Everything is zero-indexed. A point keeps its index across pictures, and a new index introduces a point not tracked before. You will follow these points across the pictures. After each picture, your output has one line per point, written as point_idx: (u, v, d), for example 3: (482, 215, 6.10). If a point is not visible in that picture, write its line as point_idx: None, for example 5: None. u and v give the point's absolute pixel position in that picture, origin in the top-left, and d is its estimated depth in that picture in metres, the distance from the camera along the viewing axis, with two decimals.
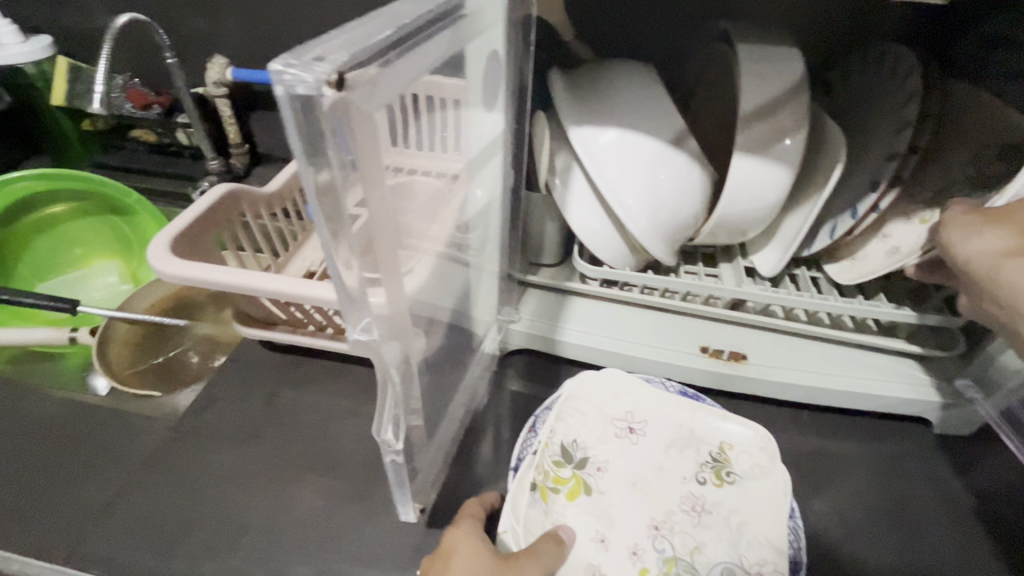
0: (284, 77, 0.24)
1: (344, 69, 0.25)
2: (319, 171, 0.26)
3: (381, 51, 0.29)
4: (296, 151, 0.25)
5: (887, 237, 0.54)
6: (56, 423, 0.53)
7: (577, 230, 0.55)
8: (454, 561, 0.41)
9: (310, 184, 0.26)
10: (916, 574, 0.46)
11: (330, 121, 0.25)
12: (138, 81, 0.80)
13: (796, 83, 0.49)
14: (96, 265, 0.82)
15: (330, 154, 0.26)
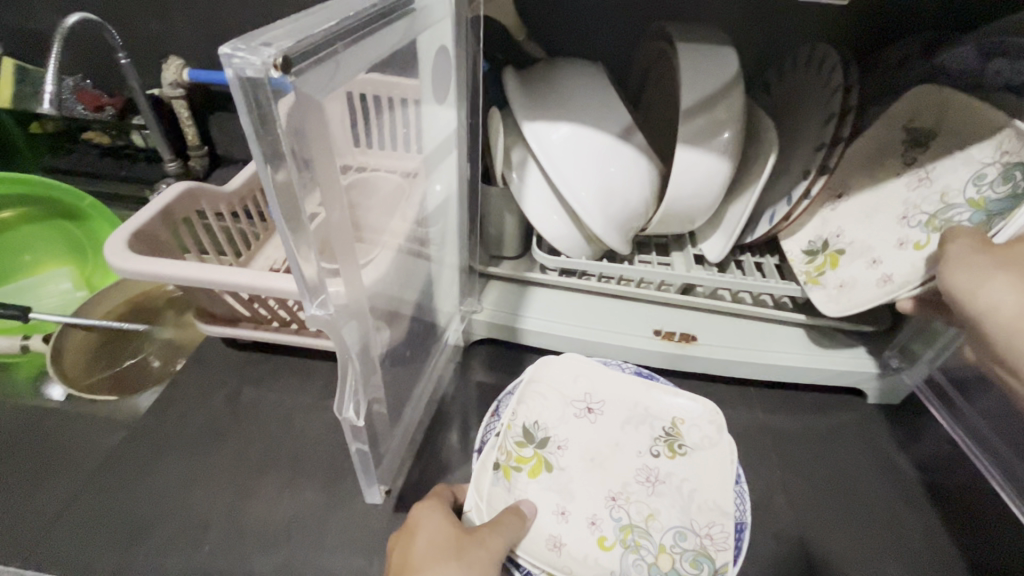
0: (233, 60, 0.21)
1: (296, 53, 0.23)
2: (278, 171, 0.23)
3: (337, 35, 0.26)
4: (251, 150, 0.22)
5: (878, 262, 0.52)
6: (17, 431, 0.53)
7: (534, 222, 0.54)
8: (420, 533, 0.40)
9: (268, 181, 0.23)
10: (857, 534, 0.49)
11: (284, 113, 0.22)
12: (89, 82, 0.78)
13: (732, 78, 0.51)
14: (48, 271, 0.82)
15: (285, 151, 0.23)
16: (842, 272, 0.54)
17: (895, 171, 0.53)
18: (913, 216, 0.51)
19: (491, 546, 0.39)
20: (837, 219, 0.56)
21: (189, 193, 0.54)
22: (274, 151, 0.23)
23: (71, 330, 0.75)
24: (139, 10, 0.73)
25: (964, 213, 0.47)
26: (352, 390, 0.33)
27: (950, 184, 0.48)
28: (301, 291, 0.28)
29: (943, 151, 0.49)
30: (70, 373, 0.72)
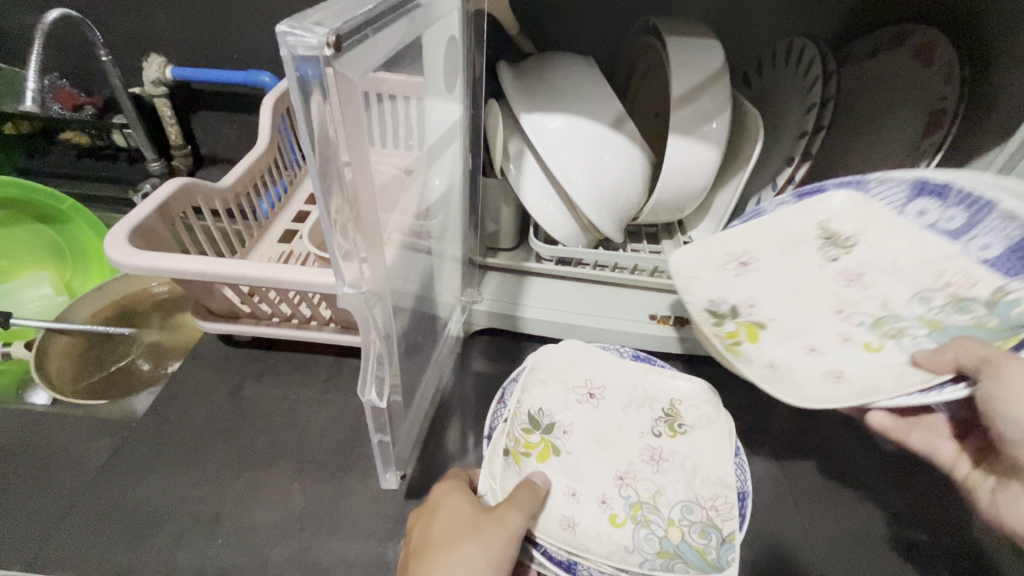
0: (287, 38, 0.21)
1: (344, 34, 0.23)
2: (323, 153, 0.24)
3: (372, 20, 0.26)
4: (302, 131, 0.23)
5: (820, 352, 0.48)
6: (10, 434, 0.52)
7: (533, 212, 0.56)
8: (441, 513, 0.42)
9: (314, 165, 0.24)
10: (849, 502, 0.51)
11: (332, 96, 0.23)
12: (65, 81, 0.76)
13: (719, 70, 0.53)
14: (27, 276, 0.80)
15: (332, 131, 0.24)
16: (764, 349, 0.48)
17: (818, 267, 0.50)
18: (850, 314, 0.48)
19: (508, 522, 0.40)
20: (746, 288, 0.50)
21: (187, 189, 0.54)
22: (320, 132, 0.23)
23: (55, 336, 0.73)
24: (118, 6, 0.72)
25: (919, 332, 0.45)
26: (375, 374, 0.33)
27: (891, 295, 0.47)
28: (335, 276, 0.29)
29: (888, 263, 0.47)
30: (55, 381, 0.70)
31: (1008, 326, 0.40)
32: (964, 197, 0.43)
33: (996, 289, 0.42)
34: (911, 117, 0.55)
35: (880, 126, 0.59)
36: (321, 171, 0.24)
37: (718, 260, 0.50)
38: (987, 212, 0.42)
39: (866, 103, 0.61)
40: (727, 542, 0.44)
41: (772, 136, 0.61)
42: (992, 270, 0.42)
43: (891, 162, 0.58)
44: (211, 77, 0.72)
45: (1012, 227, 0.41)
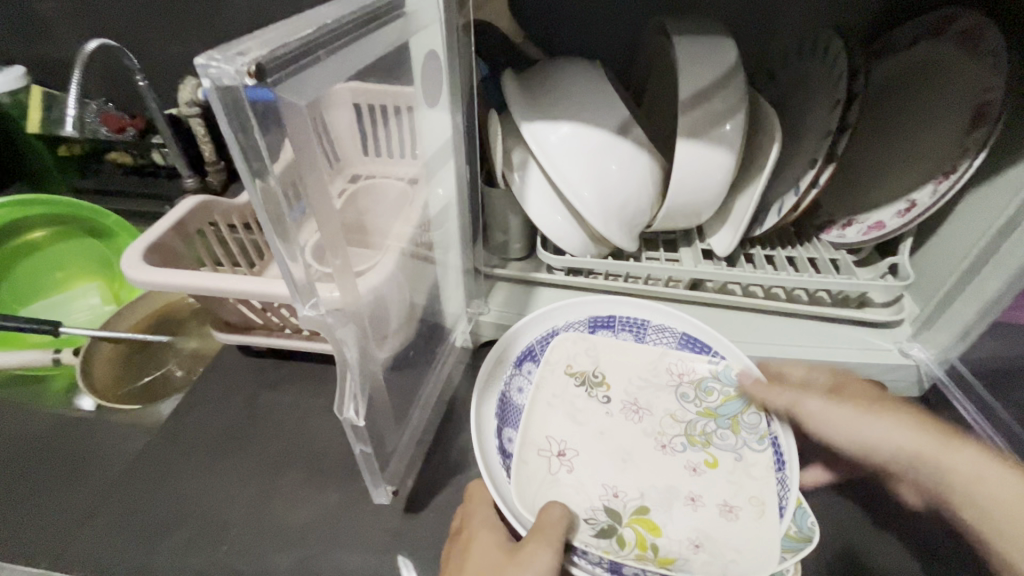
0: (209, 69, 0.21)
1: (269, 60, 0.23)
2: (263, 181, 0.24)
3: (315, 44, 0.26)
4: (236, 159, 0.23)
5: (695, 498, 0.45)
6: (46, 436, 0.56)
7: (537, 222, 0.55)
8: (467, 557, 0.40)
9: (256, 199, 0.24)
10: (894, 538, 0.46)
11: (264, 129, 0.24)
12: (111, 105, 0.82)
13: (731, 68, 0.50)
14: (78, 288, 0.86)
15: (269, 160, 0.24)
16: (671, 531, 0.43)
17: (604, 413, 0.51)
18: (672, 443, 0.49)
19: (533, 561, 0.37)
20: (595, 478, 0.47)
21: (204, 205, 0.57)
22: (257, 165, 0.24)
23: (101, 343, 0.77)
24: (156, 33, 0.76)
25: (709, 424, 0.50)
26: (351, 391, 0.34)
27: (668, 408, 0.51)
28: (294, 296, 0.29)
29: (633, 387, 0.53)
30: (99, 386, 0.74)
31: (741, 387, 0.51)
32: (630, 321, 0.56)
33: (710, 366, 0.53)
34: (955, 109, 0.51)
35: (922, 122, 0.55)
36: (263, 200, 0.25)
37: (540, 466, 0.46)
38: (648, 326, 0.55)
39: (909, 97, 0.57)
40: (801, 512, 0.42)
41: (797, 136, 0.58)
42: (692, 356, 0.54)
43: (934, 162, 0.53)
44: None
45: (676, 330, 0.55)
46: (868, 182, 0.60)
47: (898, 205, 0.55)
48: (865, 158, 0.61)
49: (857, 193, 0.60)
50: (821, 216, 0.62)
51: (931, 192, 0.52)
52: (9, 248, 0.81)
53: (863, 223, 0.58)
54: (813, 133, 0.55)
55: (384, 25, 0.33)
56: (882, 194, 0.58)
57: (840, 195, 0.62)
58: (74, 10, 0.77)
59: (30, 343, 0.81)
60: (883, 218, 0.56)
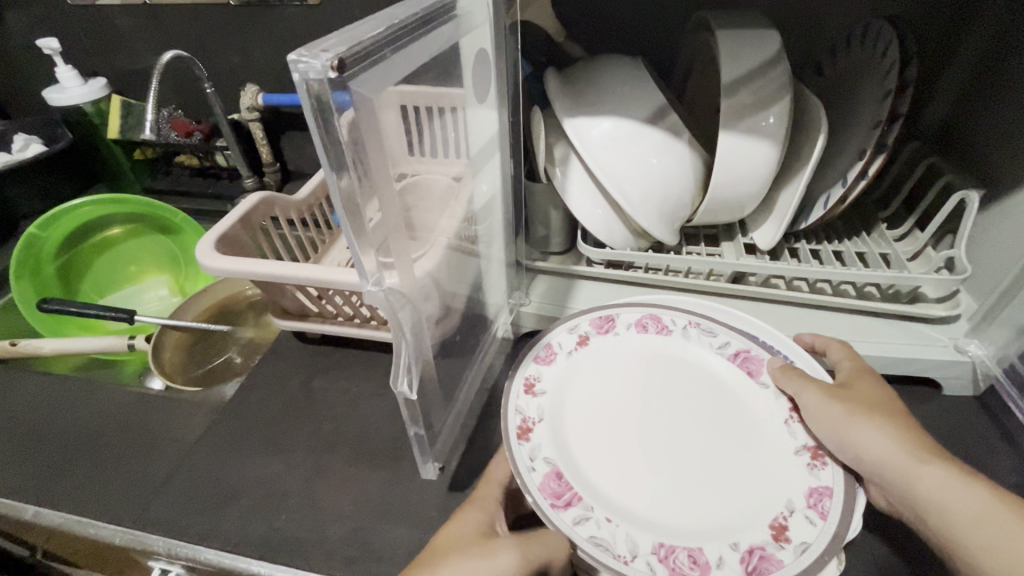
0: (299, 65, 0.24)
1: (347, 56, 0.26)
2: (339, 171, 0.27)
3: (383, 43, 0.29)
4: (319, 151, 0.26)
5: None
6: (123, 409, 0.61)
7: (578, 215, 0.56)
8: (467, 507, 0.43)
9: (334, 186, 0.27)
10: None
11: (343, 124, 0.26)
12: (181, 111, 0.89)
13: (775, 60, 0.50)
14: (150, 280, 0.94)
15: (343, 147, 0.27)
16: None
17: None
18: None
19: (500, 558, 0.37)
20: None
21: (265, 201, 0.60)
22: (338, 156, 0.27)
23: (169, 331, 0.84)
24: (223, 43, 0.82)
25: None
26: (405, 366, 0.36)
27: None
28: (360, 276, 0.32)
29: None
30: (167, 368, 0.81)
31: None
32: None
33: None
34: (694, 407, 0.48)
35: (665, 414, 0.48)
36: (342, 190, 0.27)
37: None
38: None
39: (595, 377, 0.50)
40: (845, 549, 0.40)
41: (846, 128, 0.57)
42: None
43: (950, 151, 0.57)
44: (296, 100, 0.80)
45: None
46: (629, 492, 0.42)
47: (759, 526, 0.40)
48: (565, 448, 0.44)
49: (655, 510, 0.41)
50: (531, 475, 0.41)
51: (802, 431, 0.46)
52: (89, 245, 0.89)
53: (750, 549, 0.38)
54: (863, 124, 0.54)
55: (439, 22, 0.35)
56: (691, 509, 0.41)
57: (638, 528, 0.39)
58: (151, 25, 0.84)
59: (108, 330, 0.89)
60: (800, 532, 0.39)
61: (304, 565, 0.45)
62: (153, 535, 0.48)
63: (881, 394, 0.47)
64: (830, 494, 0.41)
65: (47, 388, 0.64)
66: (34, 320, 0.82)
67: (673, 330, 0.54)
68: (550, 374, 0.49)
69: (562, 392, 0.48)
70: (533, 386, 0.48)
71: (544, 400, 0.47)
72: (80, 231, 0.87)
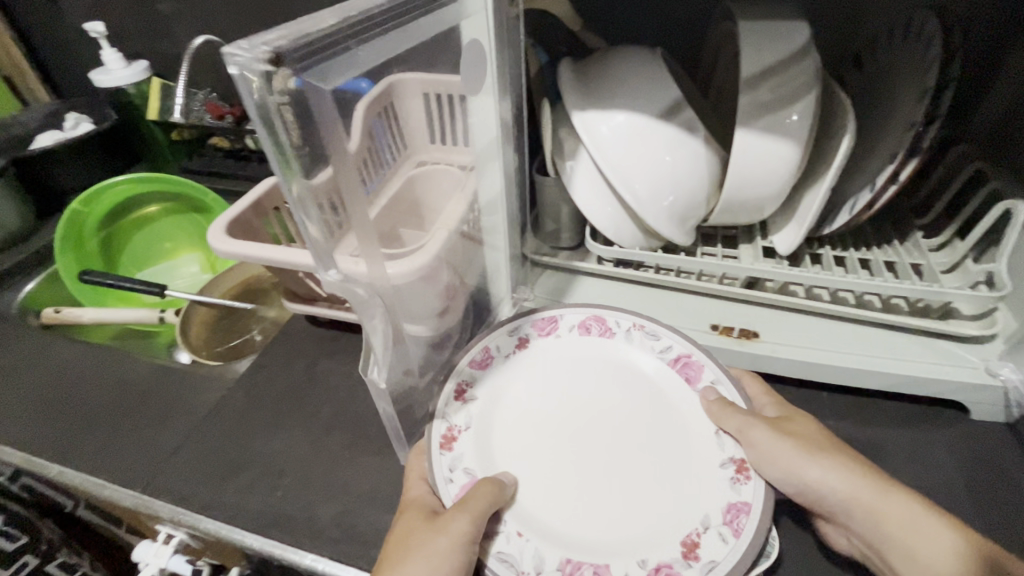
0: (239, 60, 0.24)
1: (292, 49, 0.26)
2: (290, 173, 0.28)
3: (342, 34, 0.28)
4: (268, 151, 0.27)
5: None
6: (144, 379, 0.64)
7: (586, 211, 0.54)
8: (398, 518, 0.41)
9: (286, 185, 0.28)
10: None
11: (290, 119, 0.27)
12: (215, 94, 0.92)
13: (800, 53, 0.47)
14: (183, 257, 0.98)
15: (290, 144, 0.27)
16: None
17: None
18: None
19: (451, 529, 0.38)
20: None
21: (279, 185, 0.62)
22: (283, 150, 0.27)
23: (196, 307, 0.88)
24: (254, 29, 0.84)
25: None
26: (381, 356, 0.37)
27: None
28: (316, 263, 0.33)
29: None
30: (193, 343, 0.85)
31: None
32: None
33: None
34: (631, 414, 0.47)
35: (602, 423, 0.46)
36: (288, 182, 0.28)
37: None
38: None
39: (533, 382, 0.49)
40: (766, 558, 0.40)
41: (881, 127, 0.53)
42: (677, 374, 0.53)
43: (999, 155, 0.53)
44: None
45: None
46: (552, 503, 0.42)
47: (670, 541, 0.39)
48: (492, 457, 0.44)
49: (573, 523, 0.41)
50: (448, 487, 0.42)
51: (732, 443, 0.44)
52: (128, 221, 0.95)
53: (656, 566, 0.38)
54: (898, 123, 0.50)
55: (422, 12, 0.34)
56: (605, 522, 0.41)
57: (547, 541, 0.40)
58: (189, 9, 0.86)
59: (143, 302, 0.93)
60: (710, 550, 0.39)
61: (294, 542, 0.47)
62: (159, 501, 0.51)
63: (817, 429, 0.46)
64: (748, 511, 0.40)
65: (78, 355, 0.68)
66: (76, 290, 0.87)
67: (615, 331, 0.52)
68: (483, 378, 0.49)
69: (494, 396, 0.48)
70: (464, 393, 0.47)
71: (473, 407, 0.47)
72: (120, 208, 0.92)
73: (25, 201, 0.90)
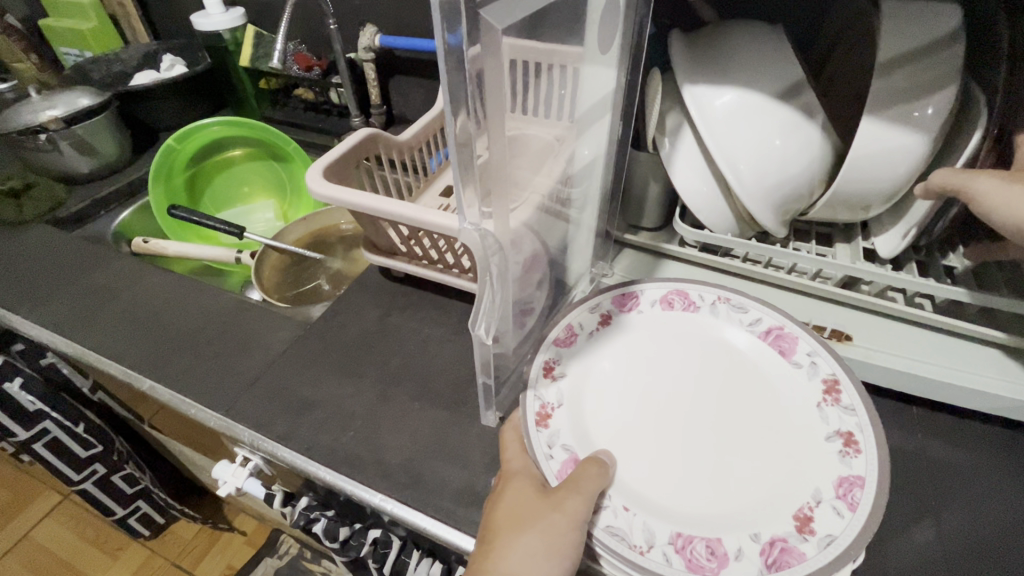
0: None
1: None
2: (459, 118, 0.28)
3: None
4: (444, 96, 0.27)
5: None
6: (226, 311, 0.67)
7: (680, 191, 0.52)
8: (502, 500, 0.39)
9: (452, 128, 0.28)
10: None
11: (470, 65, 0.27)
12: (304, 46, 0.94)
13: (947, 40, 0.43)
14: (259, 202, 1.02)
15: (468, 84, 0.27)
16: None
17: None
18: None
19: (568, 507, 0.37)
20: None
21: (372, 138, 0.62)
22: (459, 93, 0.27)
23: (270, 250, 0.91)
24: None
25: None
26: (486, 311, 0.38)
27: None
28: (458, 212, 0.33)
29: None
30: (266, 284, 0.88)
31: None
32: None
33: None
34: (725, 394, 0.46)
35: (695, 403, 0.45)
36: (457, 127, 0.28)
37: None
38: None
39: (622, 363, 0.49)
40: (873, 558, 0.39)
41: None
42: None
43: None
44: (410, 44, 0.81)
45: None
46: (652, 478, 0.41)
47: (781, 517, 0.38)
48: (585, 434, 0.44)
49: (676, 499, 0.40)
50: (549, 463, 0.41)
51: (836, 415, 0.43)
52: (213, 162, 0.99)
53: (771, 540, 0.37)
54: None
55: None
56: (708, 497, 0.40)
57: (656, 517, 0.38)
58: None
59: (221, 242, 0.98)
60: (826, 524, 0.37)
61: (364, 479, 0.49)
62: (240, 426, 0.54)
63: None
64: (863, 485, 0.38)
65: (168, 282, 0.72)
66: (164, 224, 0.92)
67: (701, 305, 0.51)
68: (570, 359, 0.48)
69: (582, 374, 0.47)
70: (552, 370, 0.47)
71: (563, 385, 0.46)
72: (207, 149, 0.96)
73: (124, 133, 0.95)
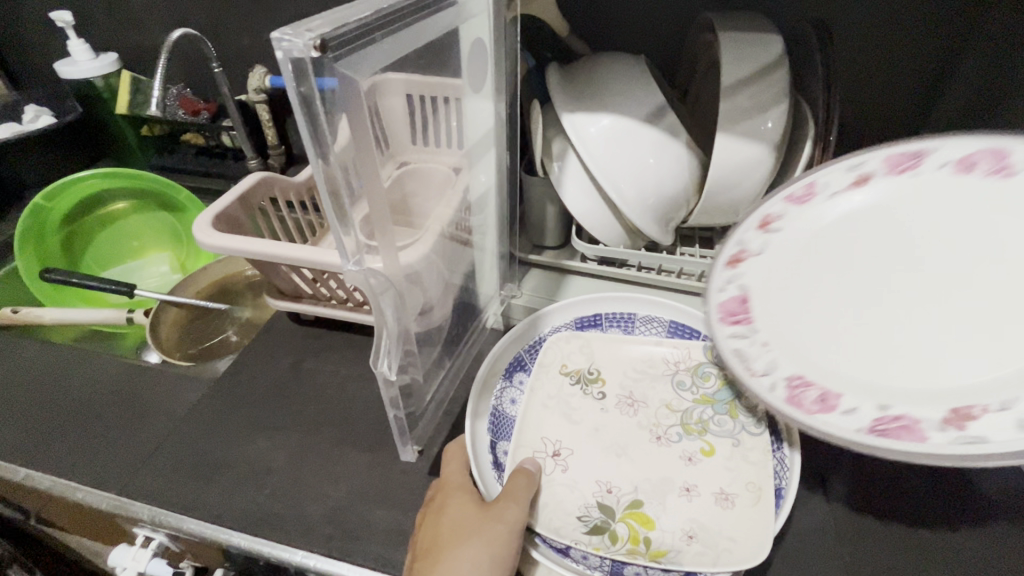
0: (282, 43, 0.25)
1: (329, 37, 0.27)
2: (326, 165, 0.28)
3: (367, 31, 0.30)
4: (307, 147, 0.28)
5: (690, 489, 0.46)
6: (116, 378, 0.62)
7: (573, 211, 0.56)
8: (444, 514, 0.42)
9: (319, 175, 0.29)
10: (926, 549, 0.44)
11: (329, 113, 0.28)
12: (189, 89, 0.90)
13: (771, 64, 0.50)
14: (152, 255, 0.94)
15: (327, 133, 0.28)
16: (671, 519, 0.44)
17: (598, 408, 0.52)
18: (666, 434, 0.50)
19: (506, 515, 0.40)
20: (590, 474, 0.47)
21: (265, 181, 0.61)
22: (322, 143, 0.28)
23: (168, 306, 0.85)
24: (233, 27, 0.83)
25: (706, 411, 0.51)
26: (386, 348, 0.38)
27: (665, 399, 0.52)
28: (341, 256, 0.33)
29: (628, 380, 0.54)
30: (164, 343, 0.82)
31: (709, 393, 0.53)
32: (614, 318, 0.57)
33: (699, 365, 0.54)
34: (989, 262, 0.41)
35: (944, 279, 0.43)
36: (324, 174, 0.29)
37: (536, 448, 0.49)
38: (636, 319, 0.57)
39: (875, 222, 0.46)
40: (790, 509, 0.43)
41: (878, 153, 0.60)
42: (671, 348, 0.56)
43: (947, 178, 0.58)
44: None
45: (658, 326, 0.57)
46: (812, 341, 0.45)
47: (944, 403, 0.38)
48: (783, 267, 0.48)
49: (824, 360, 0.44)
50: (718, 292, 0.47)
51: None
52: (93, 215, 0.90)
53: (897, 417, 0.38)
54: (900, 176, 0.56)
55: (431, 11, 0.36)
56: (862, 366, 0.43)
57: (787, 358, 0.44)
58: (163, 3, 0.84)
59: (110, 303, 0.90)
60: (987, 426, 0.35)
61: (282, 538, 0.46)
62: (138, 503, 0.49)
63: None
64: None
65: (44, 353, 0.65)
66: (36, 288, 0.83)
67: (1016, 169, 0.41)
68: (798, 216, 0.48)
69: (807, 228, 0.48)
70: (769, 223, 0.49)
71: (774, 238, 0.48)
72: (85, 202, 0.88)
73: None
